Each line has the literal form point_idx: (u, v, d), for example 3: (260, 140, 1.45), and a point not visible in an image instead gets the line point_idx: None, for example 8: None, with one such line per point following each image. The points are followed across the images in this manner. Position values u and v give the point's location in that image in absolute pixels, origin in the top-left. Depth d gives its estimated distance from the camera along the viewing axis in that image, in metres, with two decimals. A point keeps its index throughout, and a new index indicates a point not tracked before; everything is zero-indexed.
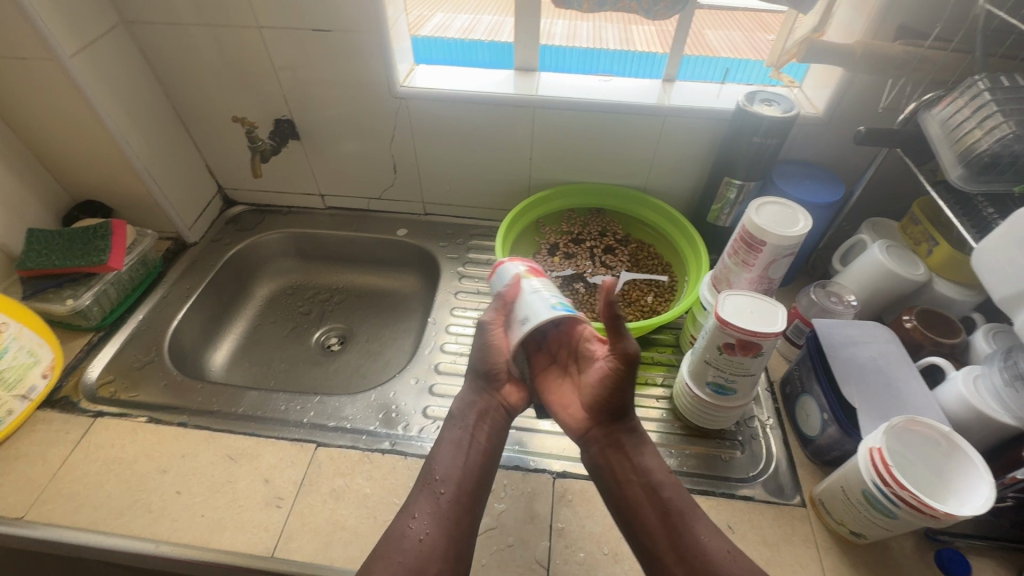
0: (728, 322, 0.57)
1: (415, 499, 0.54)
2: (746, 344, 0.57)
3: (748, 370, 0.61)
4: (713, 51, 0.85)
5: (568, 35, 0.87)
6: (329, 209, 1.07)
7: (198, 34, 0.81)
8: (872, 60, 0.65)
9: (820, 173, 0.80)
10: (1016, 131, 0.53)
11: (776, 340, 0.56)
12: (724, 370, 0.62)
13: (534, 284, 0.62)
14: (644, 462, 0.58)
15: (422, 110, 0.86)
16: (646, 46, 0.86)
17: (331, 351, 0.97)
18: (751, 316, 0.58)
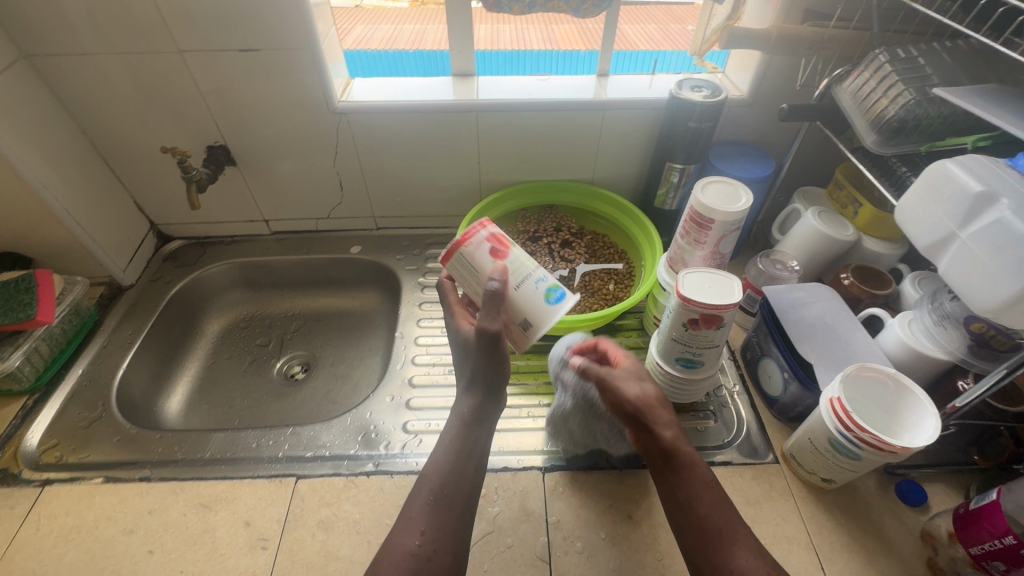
0: (690, 299, 0.60)
1: (421, 510, 0.52)
2: (708, 317, 0.61)
3: (711, 342, 0.64)
4: (634, 44, 0.89)
5: (491, 37, 0.90)
6: (275, 234, 1.03)
7: (113, 64, 0.76)
8: (786, 43, 0.70)
9: (752, 151, 0.85)
10: (917, 97, 0.60)
11: (735, 311, 0.60)
12: (690, 345, 0.65)
13: (519, 273, 0.58)
14: (688, 483, 0.54)
15: (363, 124, 0.85)
16: (569, 44, 0.89)
17: (297, 379, 0.94)
18: (710, 291, 0.61)
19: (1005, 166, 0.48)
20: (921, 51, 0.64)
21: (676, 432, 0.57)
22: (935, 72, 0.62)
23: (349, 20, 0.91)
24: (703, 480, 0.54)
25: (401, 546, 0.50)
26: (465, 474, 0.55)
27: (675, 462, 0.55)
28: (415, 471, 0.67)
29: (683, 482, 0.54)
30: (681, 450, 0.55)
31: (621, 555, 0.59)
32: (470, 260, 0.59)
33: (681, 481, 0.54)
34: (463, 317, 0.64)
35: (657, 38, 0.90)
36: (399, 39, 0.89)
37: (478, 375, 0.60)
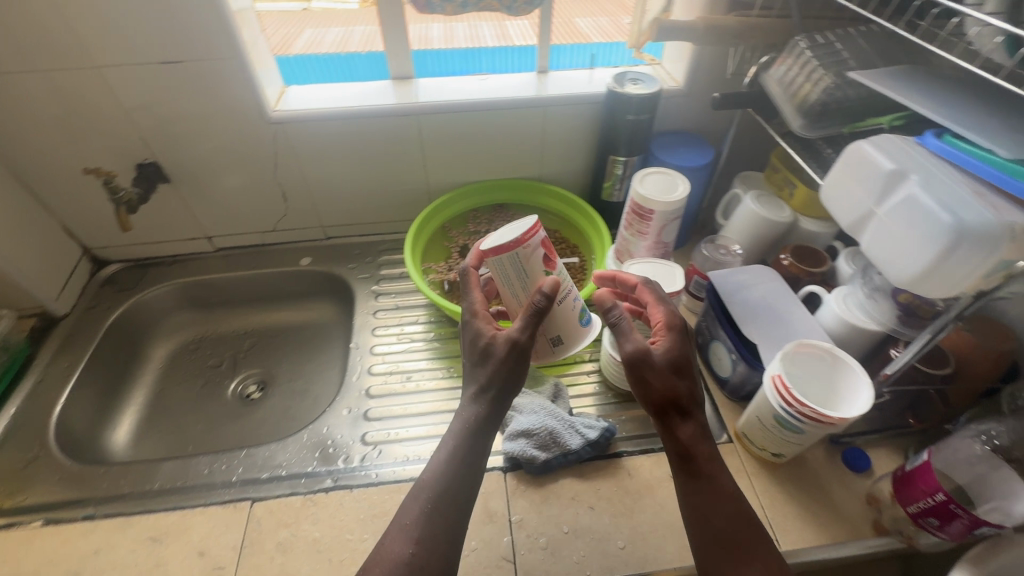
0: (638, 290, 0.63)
1: (416, 516, 0.51)
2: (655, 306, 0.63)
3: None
4: (587, 37, 0.90)
5: (446, 37, 0.88)
6: (219, 251, 1.00)
7: (24, 83, 0.71)
8: (713, 33, 0.72)
9: (692, 139, 0.87)
10: (835, 82, 0.63)
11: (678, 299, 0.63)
12: None
13: (564, 286, 0.58)
14: (706, 489, 0.52)
15: (301, 133, 0.83)
16: (523, 38, 0.89)
17: (253, 399, 0.91)
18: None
19: (912, 145, 0.52)
20: (838, 37, 0.67)
21: (700, 435, 0.53)
22: (851, 56, 0.64)
23: (297, 24, 0.87)
24: (721, 486, 0.52)
25: (394, 554, 0.48)
26: (470, 473, 0.53)
27: (698, 469, 0.52)
28: (376, 483, 0.66)
29: (702, 489, 0.52)
30: (704, 452, 0.52)
31: (584, 547, 0.60)
32: (524, 262, 0.55)
33: (696, 487, 0.52)
34: (484, 317, 0.57)
35: (592, 31, 0.91)
36: (351, 42, 0.86)
37: (493, 382, 0.55)
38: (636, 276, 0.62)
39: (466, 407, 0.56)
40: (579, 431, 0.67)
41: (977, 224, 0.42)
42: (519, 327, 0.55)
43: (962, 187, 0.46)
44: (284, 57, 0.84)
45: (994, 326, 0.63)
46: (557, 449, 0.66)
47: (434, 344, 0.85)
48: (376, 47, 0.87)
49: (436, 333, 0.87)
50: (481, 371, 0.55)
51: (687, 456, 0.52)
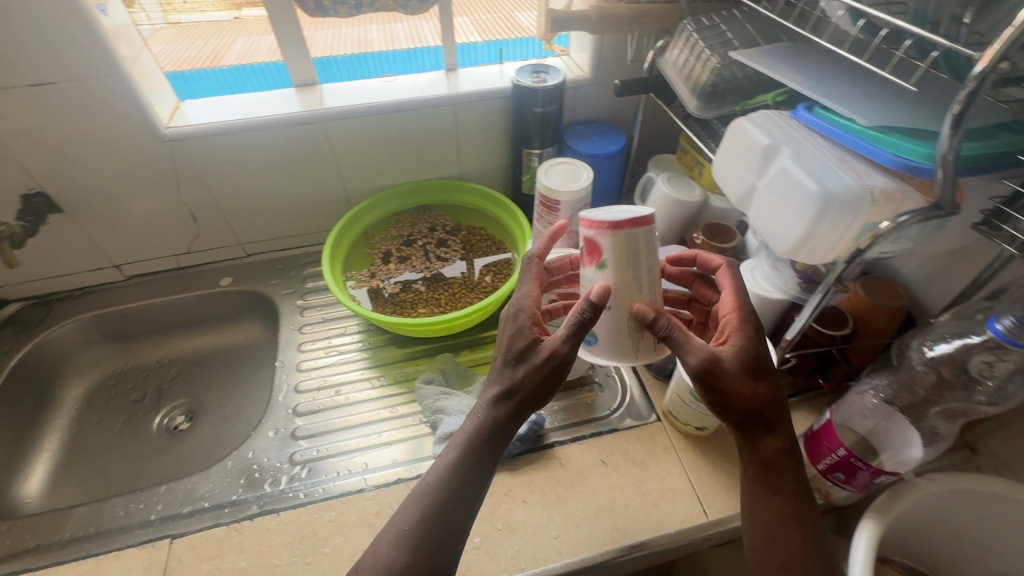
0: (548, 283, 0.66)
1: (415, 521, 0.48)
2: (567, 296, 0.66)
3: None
4: (527, 31, 0.91)
5: (386, 39, 0.87)
6: (132, 278, 0.94)
7: None
8: (607, 21, 0.72)
9: (604, 127, 0.88)
10: (722, 62, 0.64)
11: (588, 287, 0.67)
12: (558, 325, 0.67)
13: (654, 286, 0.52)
14: (777, 493, 0.52)
15: (199, 149, 0.79)
16: (466, 34, 0.90)
17: (180, 430, 0.87)
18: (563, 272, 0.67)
19: (787, 118, 0.54)
20: (723, 18, 0.69)
21: (783, 443, 0.52)
22: (735, 36, 0.66)
23: (229, 33, 0.84)
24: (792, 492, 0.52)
25: (389, 561, 0.46)
26: (477, 473, 0.50)
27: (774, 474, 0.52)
28: (304, 503, 0.64)
29: (772, 493, 0.53)
30: (783, 458, 0.52)
31: (518, 542, 0.60)
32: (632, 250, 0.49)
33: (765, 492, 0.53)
34: (532, 314, 0.53)
35: (514, 26, 0.92)
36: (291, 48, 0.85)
37: (527, 390, 0.51)
38: (719, 260, 0.60)
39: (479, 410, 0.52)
40: None
41: (841, 191, 0.45)
42: (562, 337, 0.50)
43: (828, 155, 0.48)
44: (219, 69, 0.82)
45: (886, 284, 0.66)
46: None
47: (366, 353, 0.83)
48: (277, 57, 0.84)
49: (369, 341, 0.85)
50: (518, 370, 0.51)
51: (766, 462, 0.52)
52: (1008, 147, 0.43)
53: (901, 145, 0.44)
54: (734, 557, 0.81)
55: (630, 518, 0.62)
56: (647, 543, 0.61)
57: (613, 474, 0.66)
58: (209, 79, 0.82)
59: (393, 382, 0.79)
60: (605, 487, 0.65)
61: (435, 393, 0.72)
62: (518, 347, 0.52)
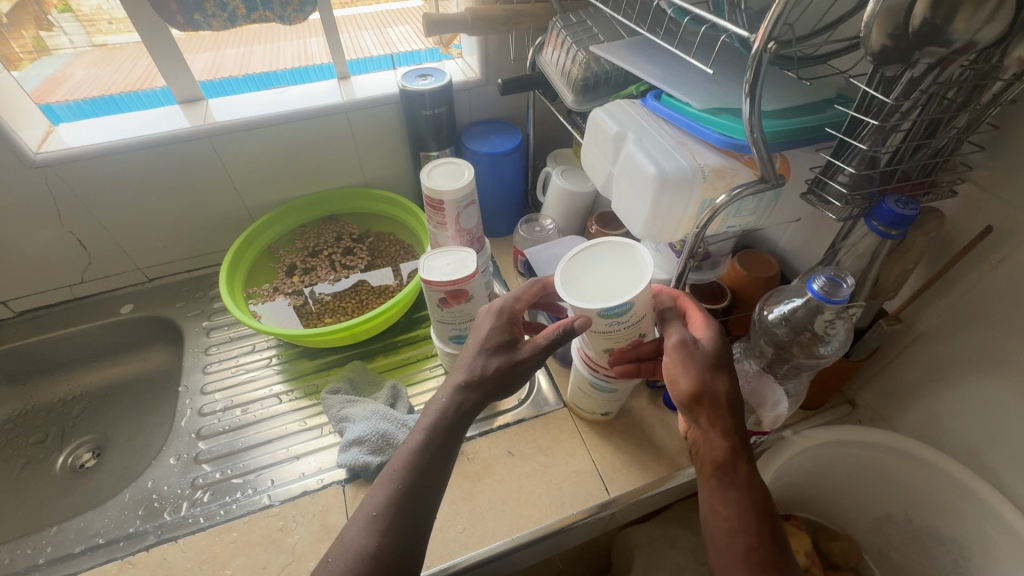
0: (431, 281, 0.63)
1: (384, 504, 0.45)
2: (454, 293, 0.64)
3: (474, 312, 0.67)
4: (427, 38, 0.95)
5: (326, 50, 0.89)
6: (23, 314, 0.89)
7: None
8: (482, 22, 0.74)
9: (501, 126, 0.90)
10: (589, 57, 0.67)
11: (475, 282, 0.64)
12: (454, 322, 0.68)
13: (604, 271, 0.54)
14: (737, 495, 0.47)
15: (75, 174, 0.76)
16: (408, 44, 0.94)
17: (86, 468, 0.83)
18: (448, 269, 0.64)
19: (638, 106, 0.56)
20: (589, 15, 0.71)
21: (739, 440, 0.48)
22: (601, 31, 0.69)
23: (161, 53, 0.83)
24: (750, 494, 0.47)
25: (359, 548, 0.43)
26: None
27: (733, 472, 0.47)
28: (205, 527, 0.62)
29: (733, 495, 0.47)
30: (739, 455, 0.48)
31: None
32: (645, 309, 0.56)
33: (722, 492, 0.47)
34: (515, 312, 0.55)
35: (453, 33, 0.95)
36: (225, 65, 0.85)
37: (491, 380, 0.51)
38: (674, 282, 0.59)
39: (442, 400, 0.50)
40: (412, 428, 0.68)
41: (675, 171, 0.47)
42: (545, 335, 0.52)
43: (667, 139, 0.51)
44: (151, 90, 0.81)
45: (760, 257, 0.70)
46: (392, 450, 0.66)
47: (275, 368, 0.82)
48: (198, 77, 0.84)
49: (280, 355, 0.83)
50: (491, 361, 0.52)
51: (724, 458, 0.47)
52: (817, 121, 0.47)
53: (724, 124, 0.47)
54: (657, 531, 0.84)
55: (535, 504, 0.64)
56: (553, 526, 0.62)
57: (520, 463, 0.68)
58: (140, 100, 0.81)
59: (303, 395, 0.78)
60: (513, 476, 0.66)
61: (340, 402, 0.72)
62: (498, 337, 0.53)
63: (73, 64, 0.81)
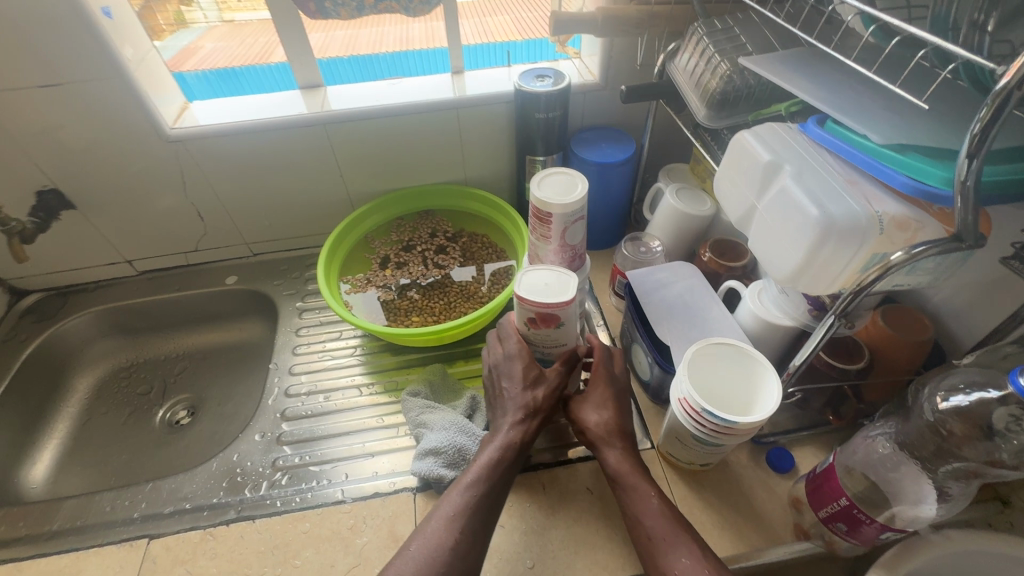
0: (525, 298, 0.58)
1: (461, 508, 0.52)
2: (545, 316, 0.58)
3: (567, 339, 0.62)
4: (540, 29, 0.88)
5: (427, 37, 0.85)
6: (143, 274, 0.97)
7: None
8: (612, 23, 0.68)
9: (613, 134, 0.84)
10: (733, 69, 0.59)
11: (570, 310, 0.58)
12: (540, 344, 0.62)
13: (722, 378, 0.55)
14: (640, 498, 0.55)
15: (202, 150, 0.80)
16: (504, 33, 0.88)
17: (181, 426, 0.88)
18: (545, 290, 0.58)
19: (795, 132, 0.49)
20: (736, 21, 0.64)
21: (626, 454, 0.58)
22: (749, 41, 0.61)
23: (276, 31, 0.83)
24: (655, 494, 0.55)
25: None
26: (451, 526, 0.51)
27: (623, 482, 0.56)
28: (279, 512, 0.63)
29: (633, 501, 0.55)
30: (630, 466, 0.57)
31: (491, 570, 0.58)
32: (740, 387, 0.54)
33: (632, 502, 0.55)
34: (523, 354, 0.62)
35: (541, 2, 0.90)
36: (332, 46, 0.84)
37: (541, 404, 0.60)
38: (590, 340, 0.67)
39: (504, 430, 0.59)
40: None
41: (844, 216, 0.40)
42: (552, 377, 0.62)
43: (832, 176, 0.43)
44: (270, 65, 0.83)
45: (908, 315, 0.60)
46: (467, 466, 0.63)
47: (359, 358, 0.82)
48: (329, 53, 0.84)
49: (365, 346, 0.84)
50: (534, 394, 0.61)
51: (614, 470, 0.57)
52: None
53: (916, 165, 0.39)
54: None
55: (613, 552, 0.59)
56: None
57: (599, 503, 0.63)
58: (256, 74, 0.83)
59: (384, 390, 0.77)
60: (589, 517, 0.62)
61: (419, 407, 0.70)
62: (528, 375, 0.61)
63: (205, 37, 0.84)
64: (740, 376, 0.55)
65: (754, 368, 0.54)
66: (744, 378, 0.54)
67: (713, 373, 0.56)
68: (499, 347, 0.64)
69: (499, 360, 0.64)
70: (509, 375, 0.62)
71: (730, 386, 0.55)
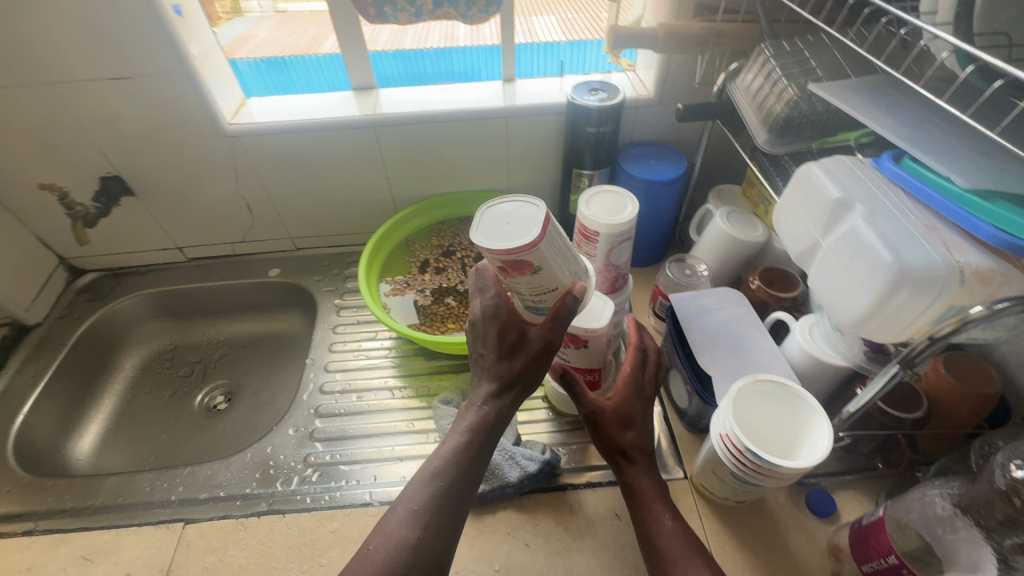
0: (483, 247, 0.48)
1: None
2: (513, 264, 0.48)
3: (553, 283, 0.51)
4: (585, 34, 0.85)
5: (472, 35, 0.83)
6: (192, 261, 1.00)
7: None
8: (673, 40, 0.66)
9: (663, 151, 0.82)
10: (800, 93, 0.57)
11: (541, 249, 0.47)
12: (528, 294, 0.52)
13: (767, 416, 0.53)
14: (658, 517, 0.54)
15: (257, 146, 0.82)
16: (550, 35, 0.85)
17: (218, 411, 0.90)
18: (509, 228, 0.48)
19: (868, 167, 0.47)
20: (806, 44, 0.61)
21: (648, 473, 0.57)
22: (819, 66, 0.59)
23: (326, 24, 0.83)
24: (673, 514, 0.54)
25: None
26: None
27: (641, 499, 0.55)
28: (309, 508, 0.65)
29: (649, 518, 0.54)
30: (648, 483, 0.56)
31: None
32: (785, 427, 0.52)
33: (649, 517, 0.54)
34: (503, 316, 0.51)
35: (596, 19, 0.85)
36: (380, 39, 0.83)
37: (521, 374, 0.51)
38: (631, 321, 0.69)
39: (477, 405, 0.51)
40: (519, 462, 0.63)
41: (921, 264, 0.38)
42: (539, 333, 0.52)
43: (910, 221, 0.41)
44: (315, 56, 0.83)
45: (972, 365, 0.56)
46: (494, 481, 0.63)
47: (393, 361, 0.83)
48: (377, 46, 0.83)
49: (398, 349, 0.84)
50: (512, 361, 0.51)
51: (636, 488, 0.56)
52: None
53: (1001, 213, 0.36)
54: None
55: None
56: None
57: (627, 531, 0.61)
58: (303, 65, 0.84)
59: (415, 395, 0.78)
60: (617, 544, 0.60)
61: (450, 415, 0.70)
62: (506, 339, 0.51)
63: (257, 26, 0.83)
64: (788, 416, 0.52)
65: (802, 410, 0.52)
66: (791, 419, 0.52)
67: (759, 411, 0.53)
68: (476, 297, 0.53)
69: (474, 316, 0.52)
70: (482, 337, 0.51)
71: (775, 424, 0.52)
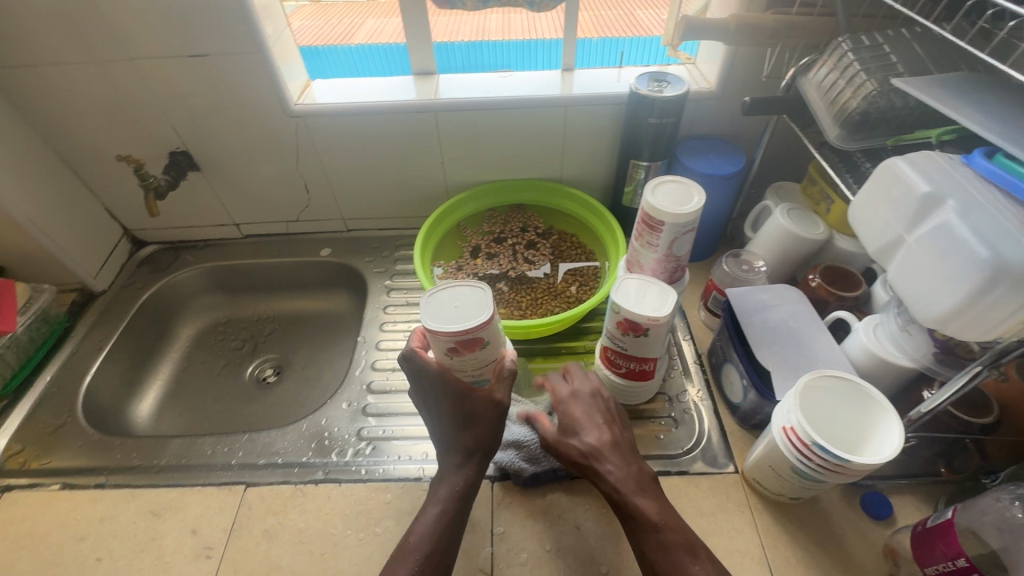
0: (438, 331, 0.53)
1: None
2: (466, 343, 0.54)
3: (491, 355, 0.57)
4: (646, 29, 0.86)
5: (503, 27, 0.86)
6: (247, 237, 1.03)
7: (82, 74, 0.76)
8: (746, 32, 0.66)
9: (722, 145, 0.81)
10: (879, 88, 0.56)
11: (492, 326, 0.54)
12: (469, 369, 0.57)
13: (833, 413, 0.53)
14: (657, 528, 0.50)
15: (320, 127, 0.84)
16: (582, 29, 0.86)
17: (268, 382, 0.93)
18: (460, 312, 0.54)
19: (956, 162, 0.46)
20: (887, 38, 0.60)
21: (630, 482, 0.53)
22: (900, 61, 0.58)
23: (361, 14, 0.87)
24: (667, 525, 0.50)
25: None
26: None
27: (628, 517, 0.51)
28: (364, 479, 0.67)
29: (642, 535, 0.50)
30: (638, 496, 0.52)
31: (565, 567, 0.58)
32: (854, 424, 0.52)
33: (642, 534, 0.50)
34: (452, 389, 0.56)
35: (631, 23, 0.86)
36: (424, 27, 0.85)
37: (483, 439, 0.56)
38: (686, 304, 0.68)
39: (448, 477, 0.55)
40: None
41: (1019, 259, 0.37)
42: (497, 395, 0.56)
43: (1006, 214, 0.40)
44: (346, 47, 0.86)
45: None
46: (547, 463, 0.64)
47: None
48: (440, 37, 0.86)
49: None
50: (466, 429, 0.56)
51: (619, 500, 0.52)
52: None
53: None
54: None
55: None
56: None
57: None
58: (335, 55, 0.86)
59: None
60: None
61: None
62: (459, 408, 0.56)
63: (293, 14, 0.86)
64: (855, 414, 0.52)
65: (871, 406, 0.51)
66: (858, 418, 0.52)
67: (825, 406, 0.53)
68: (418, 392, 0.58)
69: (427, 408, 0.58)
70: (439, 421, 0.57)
71: (845, 421, 0.53)
